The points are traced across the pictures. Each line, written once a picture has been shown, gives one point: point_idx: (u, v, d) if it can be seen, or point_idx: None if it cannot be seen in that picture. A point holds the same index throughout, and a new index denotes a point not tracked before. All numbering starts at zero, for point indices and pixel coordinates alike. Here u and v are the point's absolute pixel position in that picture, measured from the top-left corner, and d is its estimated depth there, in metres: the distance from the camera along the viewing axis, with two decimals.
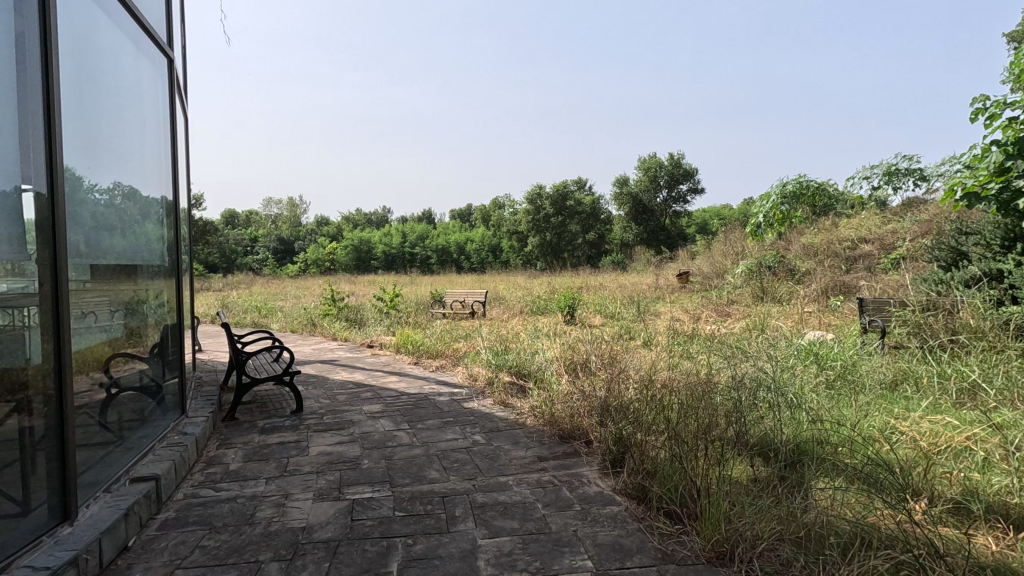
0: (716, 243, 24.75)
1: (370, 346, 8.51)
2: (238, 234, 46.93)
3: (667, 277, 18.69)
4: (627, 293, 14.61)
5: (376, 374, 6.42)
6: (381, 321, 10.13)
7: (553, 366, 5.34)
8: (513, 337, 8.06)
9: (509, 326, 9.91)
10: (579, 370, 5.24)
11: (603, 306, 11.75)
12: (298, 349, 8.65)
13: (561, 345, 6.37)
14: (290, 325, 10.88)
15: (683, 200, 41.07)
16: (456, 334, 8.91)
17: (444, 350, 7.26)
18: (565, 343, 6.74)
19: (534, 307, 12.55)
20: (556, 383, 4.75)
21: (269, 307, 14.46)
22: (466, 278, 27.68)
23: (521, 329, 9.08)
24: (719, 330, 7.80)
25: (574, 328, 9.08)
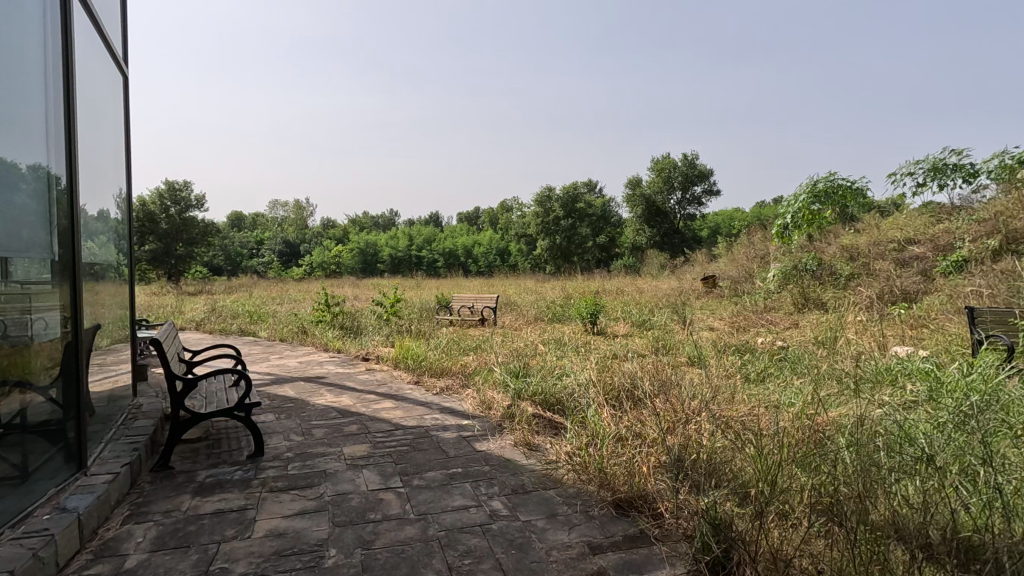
0: (739, 246, 23.47)
1: (365, 360, 7.34)
2: (242, 237, 46.17)
3: (690, 281, 17.45)
4: (651, 299, 13.41)
5: (367, 397, 5.24)
6: (380, 329, 8.97)
7: (588, 395, 4.16)
8: (532, 351, 6.87)
9: (524, 337, 8.73)
10: (623, 401, 4.06)
11: (630, 313, 10.53)
12: (281, 362, 7.49)
13: (595, 363, 5.19)
14: (278, 333, 9.75)
15: (698, 202, 39.88)
16: (465, 346, 7.75)
17: (450, 367, 6.09)
18: (598, 360, 5.55)
19: (550, 314, 11.37)
20: (600, 421, 3.57)
21: (260, 313, 13.33)
22: (476, 282, 26.63)
23: (540, 341, 7.91)
24: (777, 344, 6.59)
25: (600, 340, 7.88)
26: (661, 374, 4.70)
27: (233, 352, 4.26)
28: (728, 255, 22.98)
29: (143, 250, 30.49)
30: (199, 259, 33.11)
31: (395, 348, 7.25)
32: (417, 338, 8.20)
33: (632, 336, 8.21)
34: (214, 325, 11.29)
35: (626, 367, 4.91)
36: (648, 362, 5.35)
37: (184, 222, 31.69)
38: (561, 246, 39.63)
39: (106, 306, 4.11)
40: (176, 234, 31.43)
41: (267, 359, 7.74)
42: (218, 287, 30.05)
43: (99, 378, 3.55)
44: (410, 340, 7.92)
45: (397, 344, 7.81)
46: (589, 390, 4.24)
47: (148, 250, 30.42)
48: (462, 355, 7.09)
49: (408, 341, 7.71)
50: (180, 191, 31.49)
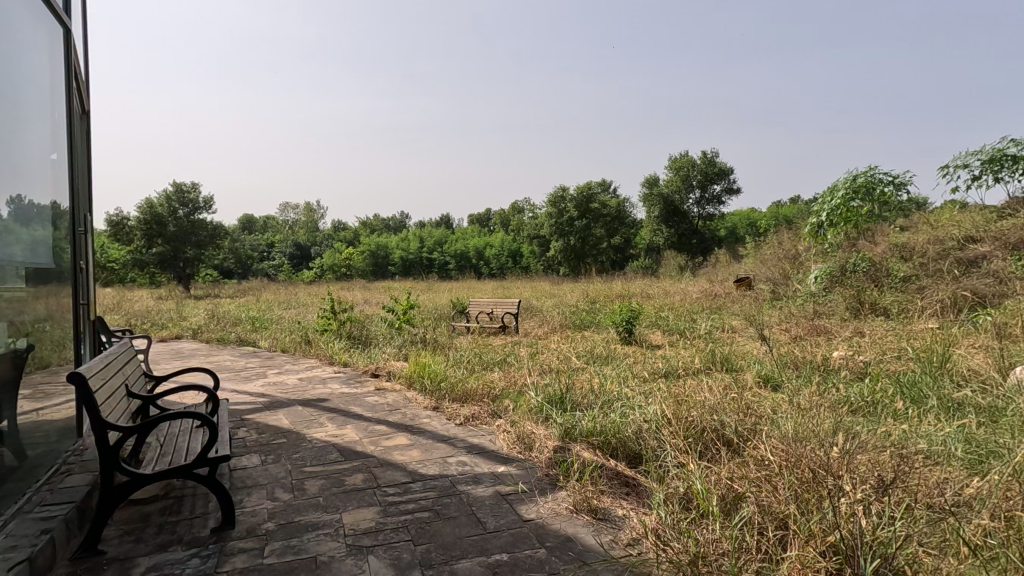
0: (768, 245, 22.22)
1: (374, 378, 6.36)
2: (253, 240, 45.66)
3: (721, 282, 16.32)
4: (686, 305, 12.31)
5: (377, 430, 4.26)
6: (391, 340, 8.00)
7: (667, 444, 3.14)
8: (570, 370, 5.86)
9: (555, 349, 7.70)
10: (716, 452, 3.05)
11: (669, 322, 9.46)
12: (279, 378, 6.55)
13: (660, 388, 4.18)
14: (280, 343, 8.82)
15: (717, 201, 38.62)
16: (490, 361, 6.75)
17: (476, 388, 5.10)
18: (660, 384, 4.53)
19: (578, 322, 10.33)
20: (702, 486, 2.59)
21: (263, 320, 12.41)
22: (490, 284, 25.65)
23: (575, 356, 6.89)
24: (864, 360, 5.51)
25: (644, 353, 6.84)
26: (751, 409, 3.67)
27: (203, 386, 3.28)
28: (756, 255, 21.76)
29: (151, 253, 29.91)
30: (207, 263, 32.48)
31: (410, 363, 6.28)
32: (435, 352, 7.22)
33: (679, 350, 7.16)
34: (212, 333, 10.39)
35: (702, 396, 3.89)
36: (723, 388, 4.33)
37: (191, 224, 31.04)
38: (575, 247, 38.46)
39: (54, 323, 3.23)
40: (184, 237, 30.80)
41: (264, 375, 6.81)
42: (226, 291, 29.35)
43: (27, 413, 2.66)
44: (427, 352, 6.94)
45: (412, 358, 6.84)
46: (666, 433, 3.24)
47: (156, 253, 29.81)
48: (486, 372, 6.10)
49: (425, 355, 6.72)
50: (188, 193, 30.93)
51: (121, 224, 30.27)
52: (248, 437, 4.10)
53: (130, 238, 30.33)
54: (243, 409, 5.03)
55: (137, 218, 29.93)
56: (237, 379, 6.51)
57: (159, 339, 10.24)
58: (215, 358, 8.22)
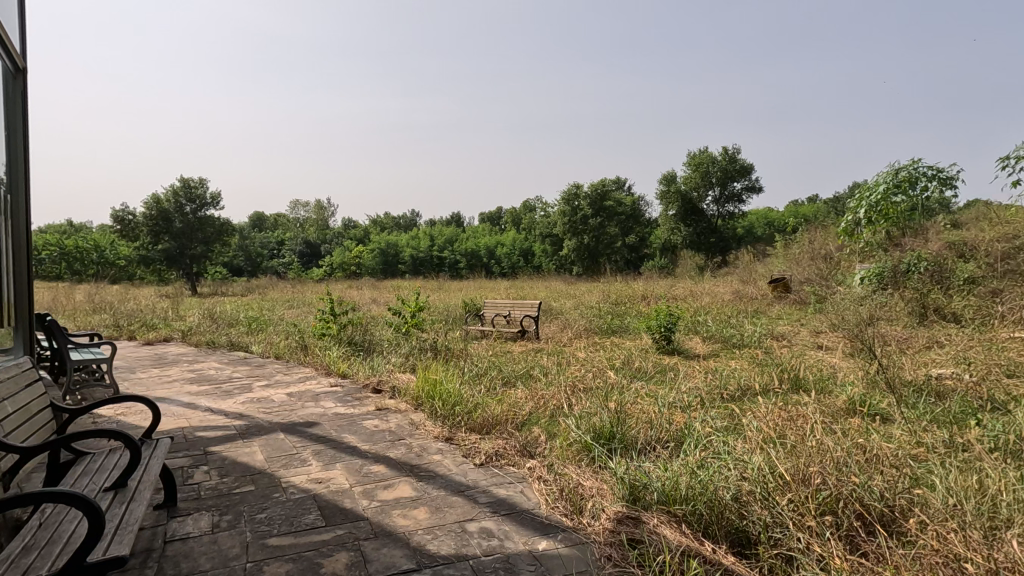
0: (797, 245, 21.00)
1: (376, 395, 5.39)
2: (262, 238, 45.03)
3: (753, 283, 15.18)
4: (722, 308, 11.23)
5: (374, 475, 3.28)
6: (397, 348, 7.03)
7: (795, 531, 2.12)
8: (612, 390, 4.85)
9: (585, 360, 6.69)
10: (871, 547, 2.06)
11: (710, 328, 8.39)
12: (267, 393, 5.60)
13: (747, 425, 3.15)
14: (273, 349, 7.87)
15: (736, 199, 37.26)
16: (513, 374, 5.76)
17: (500, 413, 4.10)
18: (740, 418, 3.50)
19: (605, 327, 9.30)
20: None
21: (261, 321, 11.49)
22: (503, 284, 24.64)
23: (612, 371, 5.87)
24: (979, 381, 4.45)
25: (694, 370, 5.82)
26: (889, 464, 2.64)
27: (115, 431, 2.25)
28: (786, 255, 20.54)
29: (156, 249, 29.22)
30: (214, 259, 31.77)
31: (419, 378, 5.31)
32: (448, 362, 6.24)
33: (733, 364, 6.10)
34: (202, 335, 9.48)
35: (813, 438, 2.86)
36: (829, 421, 3.29)
37: (198, 220, 30.31)
38: (589, 246, 37.21)
39: None
40: (191, 233, 30.06)
41: (250, 388, 5.86)
42: (232, 289, 28.57)
43: None
44: (440, 364, 5.94)
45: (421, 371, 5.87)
46: (789, 508, 2.22)
47: (162, 250, 29.11)
48: (510, 389, 5.11)
49: (436, 367, 5.74)
50: (195, 189, 30.22)
51: (127, 219, 29.63)
52: (205, 484, 3.13)
53: (135, 234, 29.69)
54: (212, 437, 4.07)
55: (143, 213, 29.26)
56: (217, 393, 5.56)
57: (144, 341, 9.34)
58: (200, 365, 7.29)
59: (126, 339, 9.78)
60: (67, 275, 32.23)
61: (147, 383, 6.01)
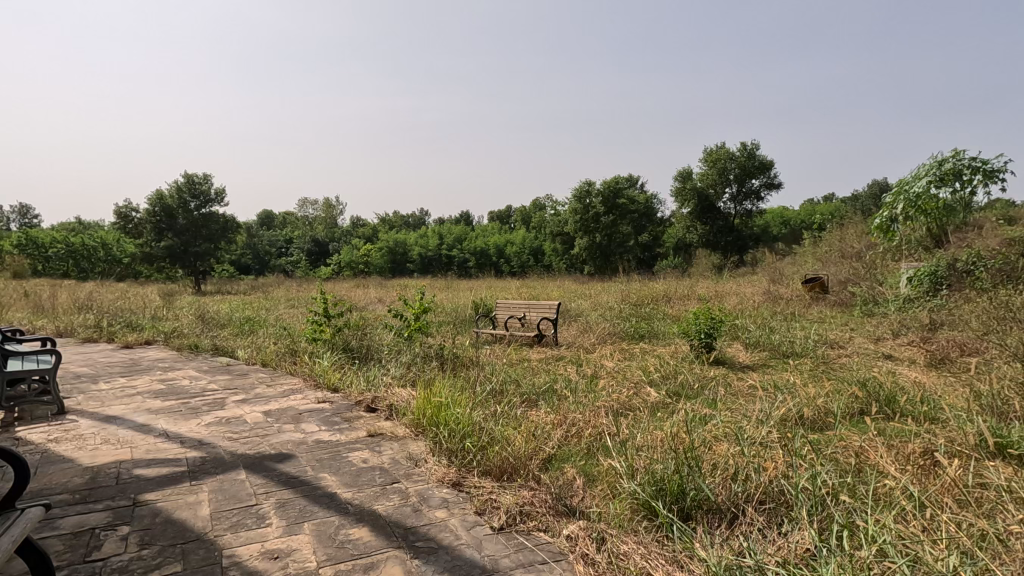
0: (825, 244, 19.84)
1: (369, 416, 4.46)
2: (269, 236, 44.37)
3: (784, 283, 14.12)
4: (758, 310, 10.21)
5: (353, 547, 2.36)
6: (397, 355, 6.10)
7: None
8: (660, 418, 3.91)
9: (616, 373, 5.74)
10: None
11: (753, 334, 7.40)
12: (241, 410, 4.69)
13: (895, 495, 2.22)
14: (260, 356, 6.97)
15: (754, 197, 36.01)
16: (534, 390, 4.82)
17: (523, 450, 3.17)
18: (864, 473, 2.56)
19: (632, 332, 8.33)
20: None
21: (255, 322, 10.61)
22: (514, 283, 23.72)
23: (651, 389, 4.91)
24: None
25: (751, 392, 4.85)
26: None
27: None
28: (813, 255, 19.41)
29: (160, 247, 28.55)
30: (220, 258, 31.19)
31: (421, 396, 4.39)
32: (456, 374, 5.31)
33: (796, 382, 5.12)
34: (186, 338, 8.60)
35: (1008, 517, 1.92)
36: (1003, 475, 2.33)
37: (203, 217, 29.66)
38: (601, 245, 36.14)
39: None
40: (195, 230, 29.45)
41: (223, 403, 4.96)
42: (236, 288, 27.82)
43: None
44: (447, 378, 5.01)
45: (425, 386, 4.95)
46: None
47: (165, 246, 28.44)
48: (533, 410, 4.17)
49: (442, 382, 4.81)
50: (200, 185, 29.40)
51: (131, 215, 29.04)
52: (113, 563, 2.21)
53: (138, 231, 28.99)
54: (154, 476, 3.16)
55: (147, 210, 28.53)
56: (181, 410, 4.66)
57: (122, 344, 8.49)
58: (174, 373, 6.41)
59: (105, 341, 8.93)
60: (74, 273, 31.90)
61: (104, 396, 5.13)
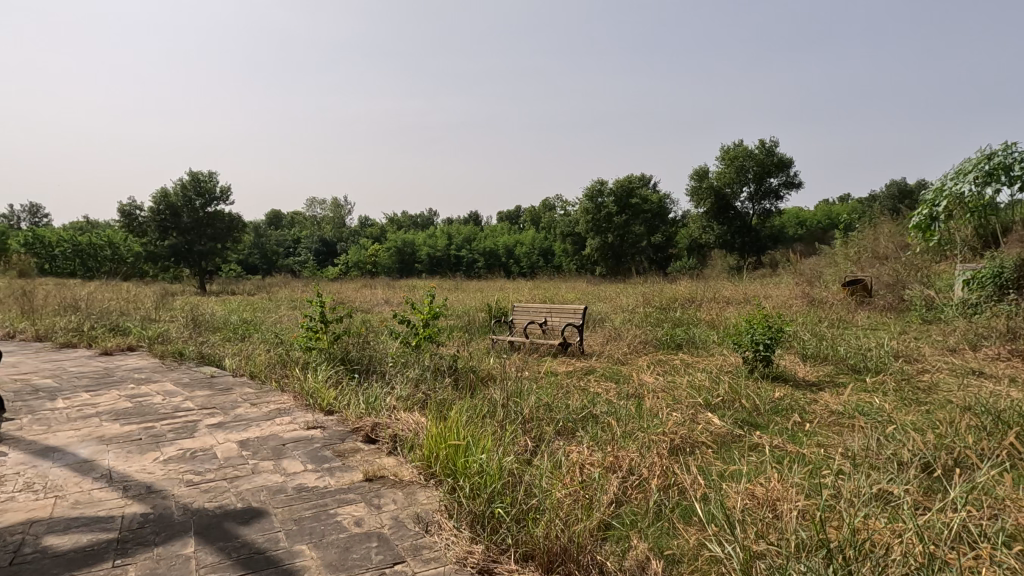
0: (855, 245, 18.73)
1: (368, 452, 3.59)
2: (277, 236, 43.75)
3: (819, 286, 13.11)
4: (802, 314, 9.24)
5: None
6: (403, 368, 5.23)
7: None
8: (745, 469, 3.03)
9: (664, 394, 4.83)
10: None
11: (811, 346, 6.46)
12: (213, 440, 3.83)
13: None
14: (248, 367, 6.11)
15: (773, 196, 34.83)
16: (570, 420, 3.93)
17: (577, 519, 2.31)
18: None
19: (668, 343, 7.40)
20: None
21: (250, 326, 9.78)
22: (526, 285, 22.91)
23: (714, 417, 4.02)
24: None
25: (835, 423, 3.95)
26: None
27: None
28: (843, 256, 18.31)
29: (163, 245, 27.88)
30: (226, 257, 30.58)
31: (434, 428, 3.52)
32: (475, 396, 4.44)
33: (890, 408, 4.20)
34: (172, 344, 7.78)
35: None
36: None
37: (208, 216, 28.94)
38: (614, 245, 35.12)
39: None
40: (200, 228, 28.78)
41: (193, 429, 4.09)
42: (240, 288, 27.11)
43: None
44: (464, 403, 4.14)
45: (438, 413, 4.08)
46: None
47: (169, 245, 27.81)
48: (576, 450, 3.29)
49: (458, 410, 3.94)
50: (205, 182, 28.58)
51: (135, 214, 28.36)
52: None
53: (141, 229, 28.31)
54: (67, 549, 2.30)
55: (151, 208, 27.88)
56: (140, 439, 3.80)
57: (101, 351, 7.67)
58: (148, 388, 5.56)
59: (85, 346, 8.13)
60: (80, 271, 31.49)
61: (54, 419, 4.28)
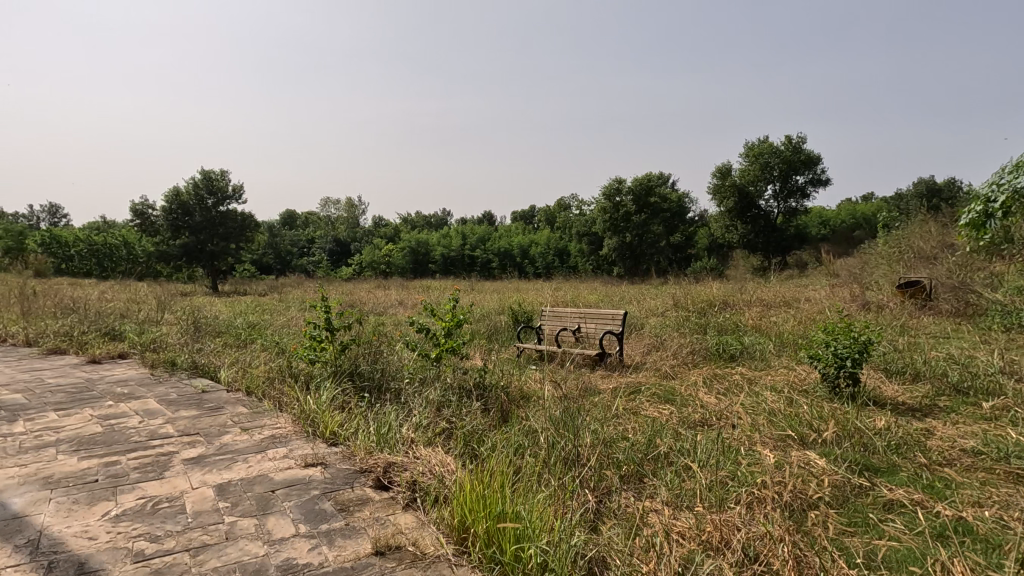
0: (896, 244, 17.59)
1: (379, 505, 2.78)
2: (290, 236, 43.33)
3: (866, 288, 12.10)
4: (861, 319, 8.28)
5: None
6: (422, 387, 4.44)
7: None
8: (896, 557, 2.22)
9: (738, 424, 3.97)
10: None
11: (892, 361, 5.54)
12: (186, 484, 3.04)
13: None
14: (244, 382, 5.33)
15: (799, 194, 33.57)
16: (636, 464, 3.09)
17: None
18: None
19: (719, 354, 6.50)
20: None
21: (254, 331, 9.06)
22: (544, 287, 22.03)
23: (816, 457, 3.18)
24: None
25: (976, 468, 3.09)
26: None
27: None
28: (884, 255, 17.19)
29: (175, 245, 27.46)
30: (238, 258, 30.12)
31: (465, 481, 2.71)
32: (510, 429, 3.63)
33: None
34: (166, 351, 7.06)
35: None
36: None
37: (221, 215, 28.49)
38: (632, 245, 34.11)
39: None
40: (212, 228, 28.28)
41: (164, 467, 3.31)
42: (252, 288, 26.58)
43: None
44: (498, 446, 3.32)
45: (467, 456, 3.27)
46: None
47: (180, 244, 27.38)
48: (657, 516, 2.49)
49: (493, 457, 3.13)
50: (217, 181, 28.18)
51: (148, 214, 28.00)
52: None
53: (154, 229, 27.94)
54: None
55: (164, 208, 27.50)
56: (95, 483, 3.03)
57: (87, 359, 6.96)
58: (129, 406, 4.82)
59: (74, 353, 7.45)
60: (95, 271, 31.22)
61: (3, 451, 3.54)
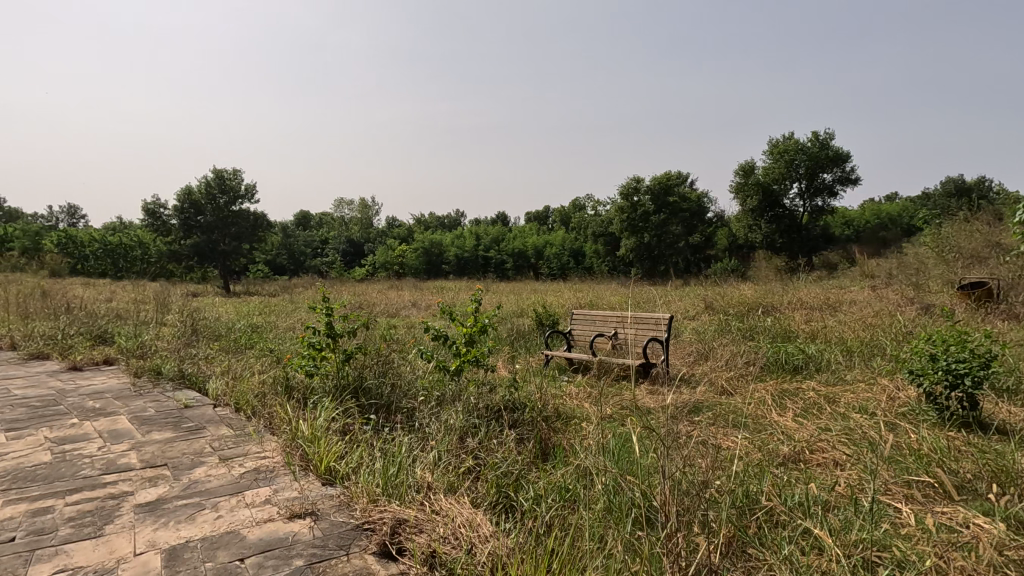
0: (940, 242, 16.48)
1: None
2: (304, 237, 42.93)
3: (919, 289, 11.11)
4: (931, 324, 7.33)
5: None
6: (438, 408, 3.64)
7: None
8: None
9: (843, 465, 3.13)
10: None
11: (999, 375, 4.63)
12: (127, 548, 2.26)
13: None
14: (232, 397, 4.55)
15: (826, 192, 32.30)
16: (737, 529, 2.27)
17: None
18: None
19: (780, 366, 5.63)
20: None
21: (255, 334, 8.34)
22: (562, 288, 21.19)
23: (985, 519, 2.32)
24: None
25: None
26: None
27: None
28: (928, 255, 16.09)
29: (186, 244, 27.07)
30: (250, 258, 29.68)
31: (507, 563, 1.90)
32: (555, 470, 2.81)
33: None
34: (154, 357, 6.35)
35: None
36: None
37: (233, 215, 28.05)
38: (650, 246, 33.12)
39: None
40: (224, 228, 27.84)
41: (107, 519, 2.54)
42: (263, 288, 26.10)
43: None
44: (543, 497, 2.52)
45: (503, 510, 2.47)
46: None
47: (191, 244, 26.97)
48: None
49: (538, 519, 2.34)
50: (229, 180, 27.74)
51: (159, 212, 27.58)
52: None
53: (165, 228, 27.58)
54: None
55: (175, 207, 27.10)
56: (8, 546, 2.27)
57: (67, 365, 6.26)
58: (94, 425, 4.08)
59: (56, 359, 6.77)
60: (110, 271, 30.99)
61: None
